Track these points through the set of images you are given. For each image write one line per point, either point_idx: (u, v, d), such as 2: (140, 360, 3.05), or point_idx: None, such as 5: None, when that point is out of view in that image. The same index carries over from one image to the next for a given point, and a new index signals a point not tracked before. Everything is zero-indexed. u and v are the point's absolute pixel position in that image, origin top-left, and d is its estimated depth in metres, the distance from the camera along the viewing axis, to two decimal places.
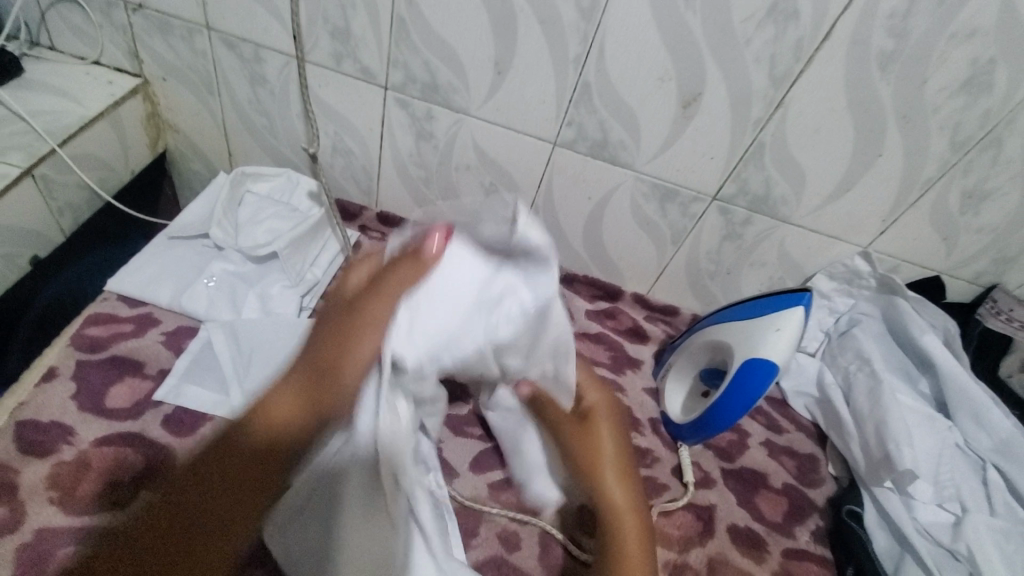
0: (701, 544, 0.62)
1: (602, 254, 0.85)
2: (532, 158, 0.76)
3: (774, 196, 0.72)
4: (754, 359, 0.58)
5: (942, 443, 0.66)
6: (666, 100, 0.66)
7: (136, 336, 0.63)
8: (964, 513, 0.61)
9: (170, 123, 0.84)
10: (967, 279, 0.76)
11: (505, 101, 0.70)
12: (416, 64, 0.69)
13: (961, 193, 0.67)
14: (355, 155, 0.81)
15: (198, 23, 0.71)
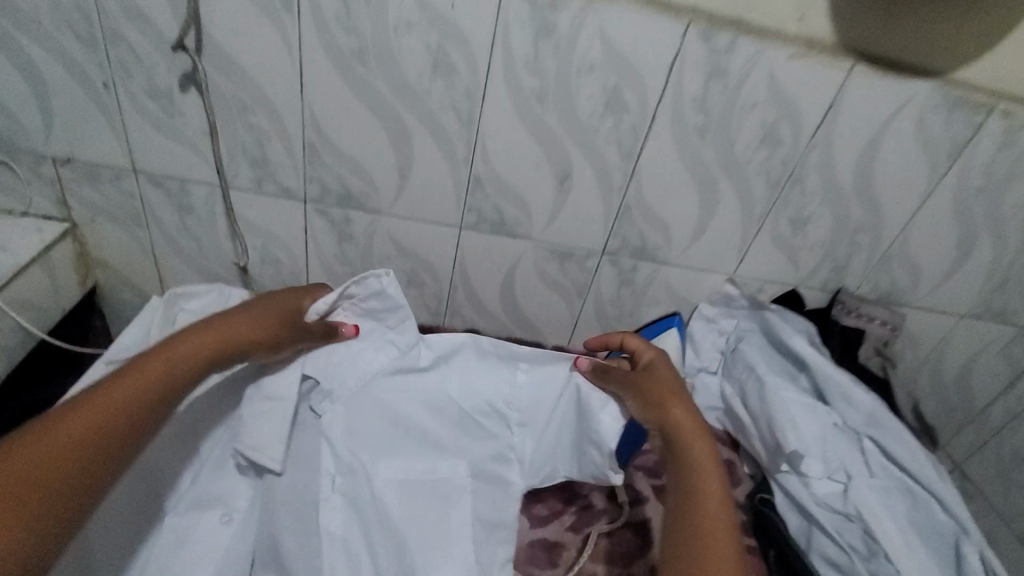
0: (643, 555, 0.69)
1: (521, 315, 0.95)
2: (443, 242, 0.87)
3: (649, 246, 0.87)
4: (652, 375, 0.70)
5: (823, 425, 0.78)
6: (545, 182, 0.80)
7: None
8: (849, 480, 0.72)
9: (99, 259, 0.89)
10: (817, 288, 0.93)
11: (412, 199, 0.82)
12: (329, 178, 0.80)
13: (788, 220, 0.85)
14: (283, 263, 0.89)
15: (125, 168, 0.79)
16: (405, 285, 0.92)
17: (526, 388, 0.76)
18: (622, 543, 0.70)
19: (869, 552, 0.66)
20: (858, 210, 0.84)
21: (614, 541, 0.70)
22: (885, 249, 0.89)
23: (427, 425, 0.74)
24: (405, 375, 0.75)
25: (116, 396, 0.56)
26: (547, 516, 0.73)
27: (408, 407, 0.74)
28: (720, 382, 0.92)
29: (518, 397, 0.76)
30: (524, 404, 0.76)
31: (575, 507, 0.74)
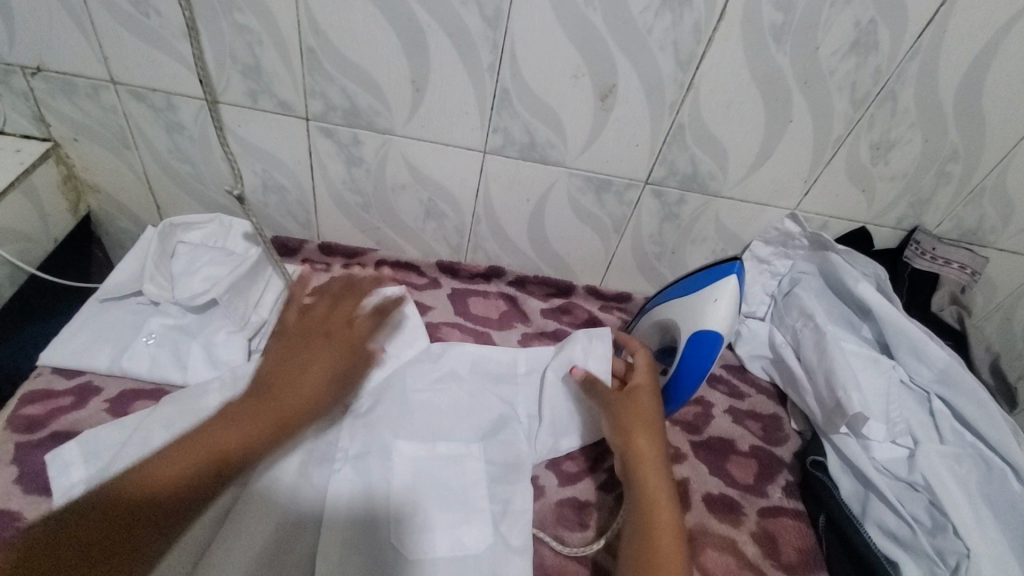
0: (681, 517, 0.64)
1: (550, 251, 0.86)
2: (464, 169, 0.76)
3: (701, 174, 0.75)
4: (699, 331, 0.61)
5: (888, 382, 0.71)
6: (584, 95, 0.68)
7: (77, 408, 0.60)
8: (916, 445, 0.66)
9: (90, 184, 0.81)
10: (890, 225, 0.81)
11: (428, 116, 0.71)
12: (334, 92, 0.69)
13: (869, 145, 0.72)
14: (288, 190, 0.80)
15: (102, 79, 0.69)
16: (423, 217, 0.83)
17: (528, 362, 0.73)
18: None
19: (935, 525, 0.60)
20: (956, 134, 0.70)
21: None
22: (977, 183, 0.75)
23: (440, 403, 0.68)
24: (418, 363, 0.71)
25: (226, 430, 0.50)
26: (576, 474, 0.67)
27: (423, 394, 0.68)
28: (770, 329, 0.82)
29: (520, 373, 0.73)
30: (526, 380, 0.72)
31: (607, 464, 0.68)
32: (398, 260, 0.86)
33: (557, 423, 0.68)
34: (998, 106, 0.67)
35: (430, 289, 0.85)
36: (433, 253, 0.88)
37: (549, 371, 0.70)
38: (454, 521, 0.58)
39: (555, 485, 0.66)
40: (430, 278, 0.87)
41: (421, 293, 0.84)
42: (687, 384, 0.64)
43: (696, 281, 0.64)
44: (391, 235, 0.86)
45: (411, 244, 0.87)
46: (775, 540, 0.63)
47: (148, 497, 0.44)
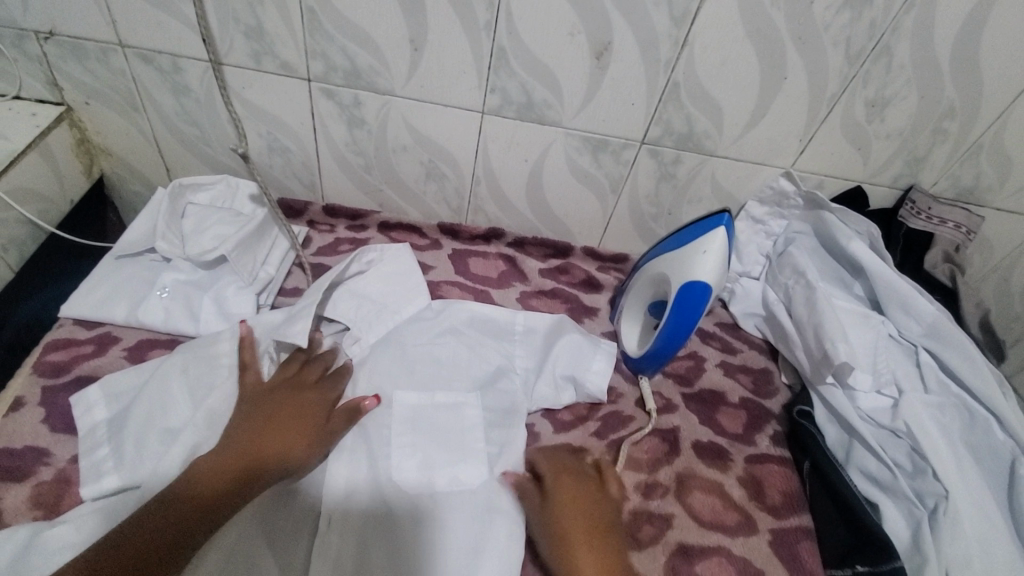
0: (669, 462, 0.67)
1: (549, 213, 0.88)
2: (463, 130, 0.78)
3: (697, 133, 0.76)
4: (689, 282, 0.64)
5: (877, 336, 0.73)
6: (579, 54, 0.69)
7: (98, 355, 0.64)
8: (900, 394, 0.67)
9: (102, 148, 0.84)
10: (886, 184, 0.82)
11: (427, 77, 0.72)
12: (334, 52, 0.70)
13: (864, 102, 0.72)
14: (293, 152, 0.82)
15: (111, 43, 0.71)
16: (423, 178, 0.85)
17: (527, 321, 0.75)
18: (649, 450, 0.67)
19: (915, 469, 0.62)
20: (952, 90, 0.70)
21: (641, 449, 0.67)
22: (974, 140, 0.75)
23: (442, 355, 0.70)
24: (420, 319, 0.73)
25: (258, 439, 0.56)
26: (570, 422, 0.70)
27: (426, 347, 0.70)
28: (764, 288, 0.84)
29: (519, 331, 0.75)
30: (526, 338, 0.74)
31: (600, 413, 0.71)
32: (400, 221, 0.88)
33: (557, 381, 0.72)
34: (994, 60, 0.67)
35: (432, 250, 0.88)
36: (434, 215, 0.90)
37: (553, 335, 0.74)
38: (452, 463, 0.61)
39: (550, 433, 0.69)
40: (432, 240, 0.89)
41: (423, 254, 0.87)
42: (678, 332, 0.66)
43: (684, 236, 0.67)
44: (393, 198, 0.88)
45: (413, 206, 0.89)
46: (760, 484, 0.66)
47: (193, 508, 0.49)
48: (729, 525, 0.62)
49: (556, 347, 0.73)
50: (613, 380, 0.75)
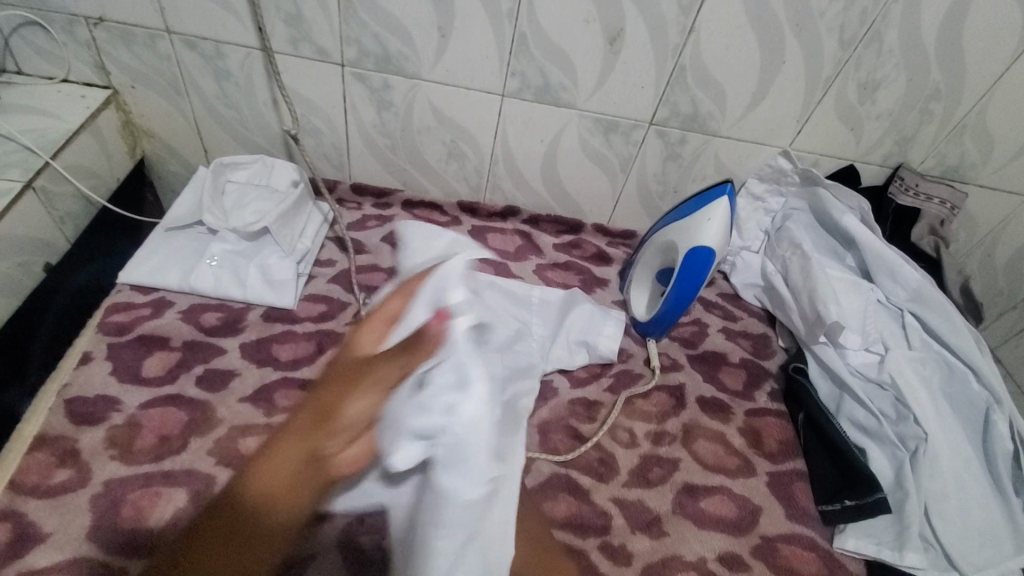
0: (676, 414, 0.73)
1: (562, 191, 0.94)
2: (484, 112, 0.84)
3: (702, 114, 0.82)
4: (695, 247, 0.71)
5: (866, 301, 0.79)
6: (594, 40, 0.74)
7: (156, 317, 0.71)
8: (886, 352, 0.74)
9: (144, 130, 0.89)
10: (877, 163, 0.88)
11: (452, 61, 0.78)
12: (366, 37, 0.76)
13: (857, 85, 0.78)
14: (323, 134, 0.88)
15: (158, 29, 0.77)
16: (445, 158, 0.90)
17: (540, 295, 0.81)
18: (658, 404, 0.74)
19: (898, 416, 0.69)
20: (938, 73, 0.76)
21: (650, 402, 0.74)
22: (958, 120, 0.81)
23: None
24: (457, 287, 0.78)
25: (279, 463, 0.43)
26: (585, 378, 0.76)
27: None
28: (763, 260, 0.90)
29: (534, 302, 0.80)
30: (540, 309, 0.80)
31: (612, 372, 0.78)
32: (422, 199, 0.94)
33: (570, 346, 0.78)
34: (976, 45, 0.73)
35: (453, 226, 0.93)
36: (454, 193, 0.96)
37: (567, 306, 0.80)
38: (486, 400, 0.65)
39: (567, 388, 0.75)
40: (452, 217, 0.94)
41: (445, 230, 0.92)
42: (681, 296, 0.73)
43: (690, 205, 0.75)
44: (415, 176, 0.93)
45: (435, 185, 0.95)
46: (758, 434, 0.73)
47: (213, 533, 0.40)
48: (730, 468, 0.69)
49: (570, 316, 0.79)
50: (623, 342, 0.82)
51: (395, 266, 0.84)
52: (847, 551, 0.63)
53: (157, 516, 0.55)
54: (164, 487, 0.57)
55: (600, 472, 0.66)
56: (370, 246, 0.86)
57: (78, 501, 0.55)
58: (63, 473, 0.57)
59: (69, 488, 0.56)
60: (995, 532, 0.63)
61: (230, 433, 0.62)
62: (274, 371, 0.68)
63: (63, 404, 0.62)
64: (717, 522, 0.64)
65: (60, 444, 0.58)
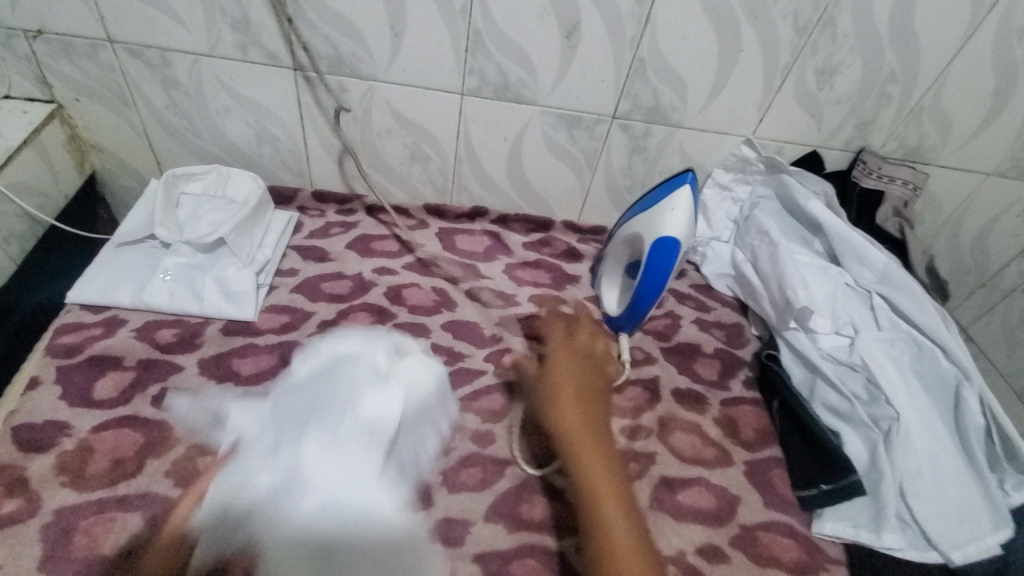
0: (652, 408, 0.72)
1: (529, 189, 0.93)
2: (443, 112, 0.82)
3: (663, 105, 0.82)
4: (660, 238, 0.71)
5: (834, 285, 0.80)
6: (551, 34, 0.74)
7: (108, 336, 0.68)
8: (856, 334, 0.74)
9: (94, 144, 0.86)
10: (840, 148, 0.89)
11: (408, 61, 0.76)
12: (318, 40, 0.74)
13: (814, 71, 0.78)
14: (281, 141, 0.86)
15: (100, 38, 0.74)
16: (409, 161, 0.89)
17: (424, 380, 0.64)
18: (634, 398, 0.73)
19: (870, 397, 0.69)
20: (892, 55, 0.77)
21: (626, 397, 0.73)
22: (915, 102, 0.82)
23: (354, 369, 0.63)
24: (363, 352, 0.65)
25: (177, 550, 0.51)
26: None
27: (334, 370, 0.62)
28: (733, 250, 0.90)
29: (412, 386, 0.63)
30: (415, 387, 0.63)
31: None
32: (387, 204, 0.92)
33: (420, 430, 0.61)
34: (928, 27, 0.74)
35: (420, 229, 0.91)
36: (420, 196, 0.94)
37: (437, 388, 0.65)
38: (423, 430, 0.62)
39: None
40: (419, 221, 0.93)
41: (412, 233, 0.90)
42: (650, 290, 0.73)
43: (654, 196, 0.74)
44: (380, 181, 0.91)
45: (400, 189, 0.92)
46: (735, 423, 0.72)
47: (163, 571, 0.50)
48: (708, 459, 0.68)
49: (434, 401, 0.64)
50: (596, 338, 0.80)
51: (360, 273, 0.82)
52: (826, 536, 0.63)
53: (111, 544, 0.52)
54: (118, 514, 0.54)
55: None
56: (334, 254, 0.84)
57: (24, 533, 0.52)
58: (8, 505, 0.53)
59: (16, 519, 0.53)
60: (970, 506, 0.63)
61: (189, 453, 0.59)
62: (234, 387, 0.66)
63: (9, 431, 0.58)
64: (697, 515, 0.63)
65: (4, 473, 0.55)
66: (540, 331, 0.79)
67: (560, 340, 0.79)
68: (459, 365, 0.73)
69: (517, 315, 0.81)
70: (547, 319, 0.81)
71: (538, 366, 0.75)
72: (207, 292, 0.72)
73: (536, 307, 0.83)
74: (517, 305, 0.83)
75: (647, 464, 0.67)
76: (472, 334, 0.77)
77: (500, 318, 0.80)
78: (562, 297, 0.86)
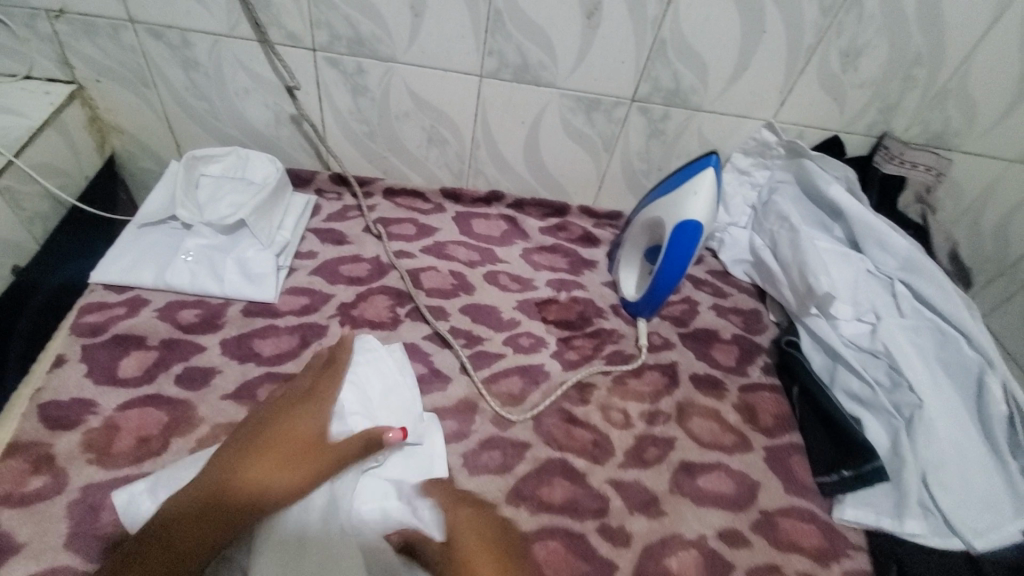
0: (670, 393, 0.72)
1: (546, 173, 0.92)
2: (462, 94, 0.82)
3: (684, 88, 0.81)
4: (682, 222, 0.70)
5: (855, 271, 0.79)
6: (572, 14, 0.73)
7: (131, 316, 0.68)
8: (878, 321, 0.74)
9: (113, 126, 0.86)
10: (862, 133, 0.87)
11: (427, 42, 0.76)
12: (337, 21, 0.74)
13: (839, 53, 0.77)
14: (298, 124, 0.86)
15: (120, 19, 0.74)
16: (425, 144, 0.88)
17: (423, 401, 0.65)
18: (652, 383, 0.73)
19: (892, 384, 0.69)
20: (919, 37, 0.75)
21: (644, 382, 0.73)
22: (941, 86, 0.81)
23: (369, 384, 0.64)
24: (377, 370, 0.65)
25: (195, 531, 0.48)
26: (577, 360, 0.75)
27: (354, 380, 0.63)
28: (751, 235, 0.90)
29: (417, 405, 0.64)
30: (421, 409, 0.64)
31: (604, 353, 0.76)
32: (404, 187, 0.92)
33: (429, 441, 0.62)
34: (957, 8, 0.73)
35: (436, 213, 0.91)
36: (436, 180, 0.93)
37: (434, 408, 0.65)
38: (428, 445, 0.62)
39: (559, 370, 0.73)
40: (435, 204, 0.93)
41: (429, 217, 0.90)
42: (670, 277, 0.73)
43: (671, 181, 0.74)
44: (396, 165, 0.91)
45: (416, 173, 0.92)
46: (753, 409, 0.72)
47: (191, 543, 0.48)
48: (726, 444, 0.68)
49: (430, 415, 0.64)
50: (613, 323, 0.80)
51: (377, 255, 0.82)
52: (846, 521, 0.63)
53: None
54: None
55: (594, 453, 0.65)
56: (351, 237, 0.84)
57: (56, 507, 0.53)
58: (39, 480, 0.54)
59: (48, 493, 0.54)
60: (993, 493, 0.63)
61: (213, 431, 0.60)
62: (256, 367, 0.66)
63: (36, 409, 0.59)
64: (715, 498, 0.63)
65: (35, 449, 0.56)
66: (557, 316, 0.79)
67: (577, 325, 0.79)
68: (477, 348, 0.74)
69: (534, 299, 0.81)
70: (564, 303, 0.81)
71: (556, 349, 0.75)
72: (228, 273, 0.72)
73: (553, 292, 0.83)
74: (534, 289, 0.83)
75: (665, 448, 0.67)
76: (489, 318, 0.77)
77: (517, 302, 0.80)
78: (579, 282, 0.86)
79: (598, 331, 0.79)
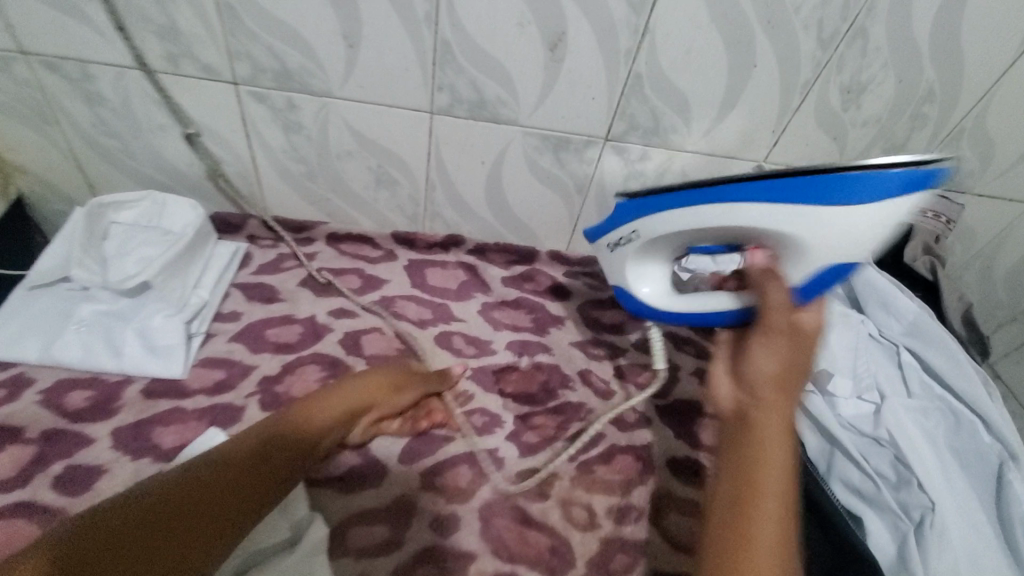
0: (643, 482, 0.63)
1: (511, 217, 0.82)
2: (411, 132, 0.72)
3: (664, 127, 0.71)
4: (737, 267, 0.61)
5: (856, 336, 0.70)
6: (532, 47, 0.63)
7: (10, 402, 0.58)
8: (882, 400, 0.64)
9: (16, 166, 0.76)
10: None
11: (366, 76, 0.65)
12: (260, 52, 0.63)
13: (840, 89, 0.67)
14: (227, 163, 0.75)
15: (7, 50, 0.63)
16: (374, 185, 0.78)
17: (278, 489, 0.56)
18: (622, 470, 0.63)
19: (899, 479, 0.59)
20: (932, 72, 0.66)
21: (614, 469, 0.63)
22: (953, 125, 0.71)
23: None
24: None
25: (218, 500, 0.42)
26: (537, 443, 0.65)
27: None
28: None
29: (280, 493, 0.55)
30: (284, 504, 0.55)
31: (569, 432, 0.66)
32: (350, 232, 0.82)
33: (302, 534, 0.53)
34: (976, 41, 0.63)
35: (386, 262, 0.82)
36: (388, 224, 0.83)
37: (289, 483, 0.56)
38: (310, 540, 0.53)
39: (515, 456, 0.63)
40: (385, 251, 0.83)
41: (377, 267, 0.81)
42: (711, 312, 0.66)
43: (750, 191, 0.55)
44: (342, 207, 0.81)
45: (365, 216, 0.82)
46: None
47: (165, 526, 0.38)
48: None
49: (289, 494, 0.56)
50: (580, 394, 0.71)
51: (313, 316, 0.72)
52: None
53: None
54: None
55: (551, 563, 0.55)
56: (285, 293, 0.74)
57: None
58: None
59: None
60: None
61: None
62: (153, 464, 0.56)
63: None
64: None
65: None
66: (516, 387, 0.70)
67: (539, 398, 0.69)
68: (421, 430, 0.64)
69: (491, 366, 0.71)
70: (525, 371, 0.72)
71: (513, 429, 0.66)
72: (126, 345, 0.63)
73: (513, 357, 0.73)
74: (491, 354, 0.73)
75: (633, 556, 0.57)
76: (438, 391, 0.68)
77: (471, 371, 0.70)
78: (545, 343, 0.76)
79: (563, 404, 0.69)
